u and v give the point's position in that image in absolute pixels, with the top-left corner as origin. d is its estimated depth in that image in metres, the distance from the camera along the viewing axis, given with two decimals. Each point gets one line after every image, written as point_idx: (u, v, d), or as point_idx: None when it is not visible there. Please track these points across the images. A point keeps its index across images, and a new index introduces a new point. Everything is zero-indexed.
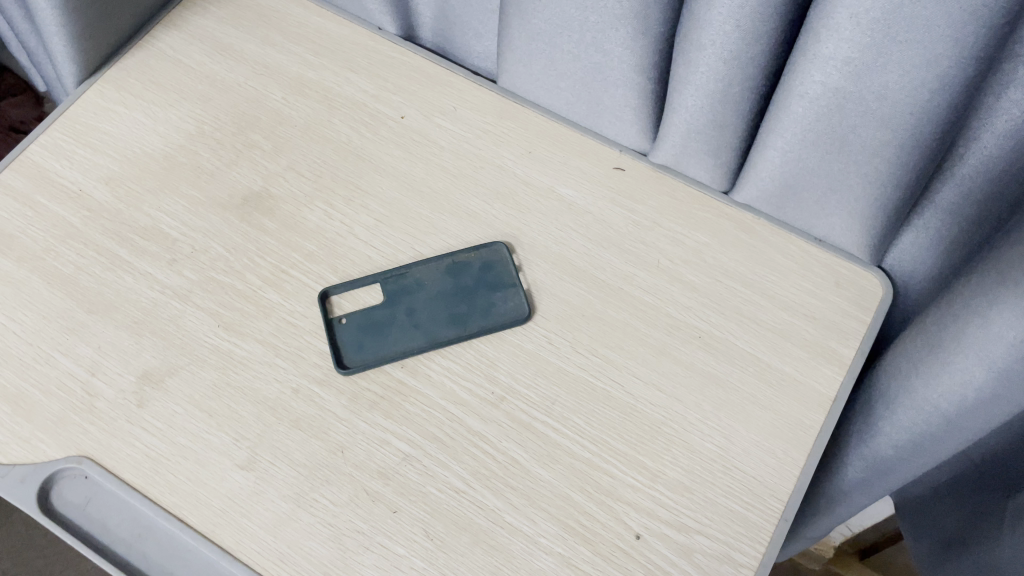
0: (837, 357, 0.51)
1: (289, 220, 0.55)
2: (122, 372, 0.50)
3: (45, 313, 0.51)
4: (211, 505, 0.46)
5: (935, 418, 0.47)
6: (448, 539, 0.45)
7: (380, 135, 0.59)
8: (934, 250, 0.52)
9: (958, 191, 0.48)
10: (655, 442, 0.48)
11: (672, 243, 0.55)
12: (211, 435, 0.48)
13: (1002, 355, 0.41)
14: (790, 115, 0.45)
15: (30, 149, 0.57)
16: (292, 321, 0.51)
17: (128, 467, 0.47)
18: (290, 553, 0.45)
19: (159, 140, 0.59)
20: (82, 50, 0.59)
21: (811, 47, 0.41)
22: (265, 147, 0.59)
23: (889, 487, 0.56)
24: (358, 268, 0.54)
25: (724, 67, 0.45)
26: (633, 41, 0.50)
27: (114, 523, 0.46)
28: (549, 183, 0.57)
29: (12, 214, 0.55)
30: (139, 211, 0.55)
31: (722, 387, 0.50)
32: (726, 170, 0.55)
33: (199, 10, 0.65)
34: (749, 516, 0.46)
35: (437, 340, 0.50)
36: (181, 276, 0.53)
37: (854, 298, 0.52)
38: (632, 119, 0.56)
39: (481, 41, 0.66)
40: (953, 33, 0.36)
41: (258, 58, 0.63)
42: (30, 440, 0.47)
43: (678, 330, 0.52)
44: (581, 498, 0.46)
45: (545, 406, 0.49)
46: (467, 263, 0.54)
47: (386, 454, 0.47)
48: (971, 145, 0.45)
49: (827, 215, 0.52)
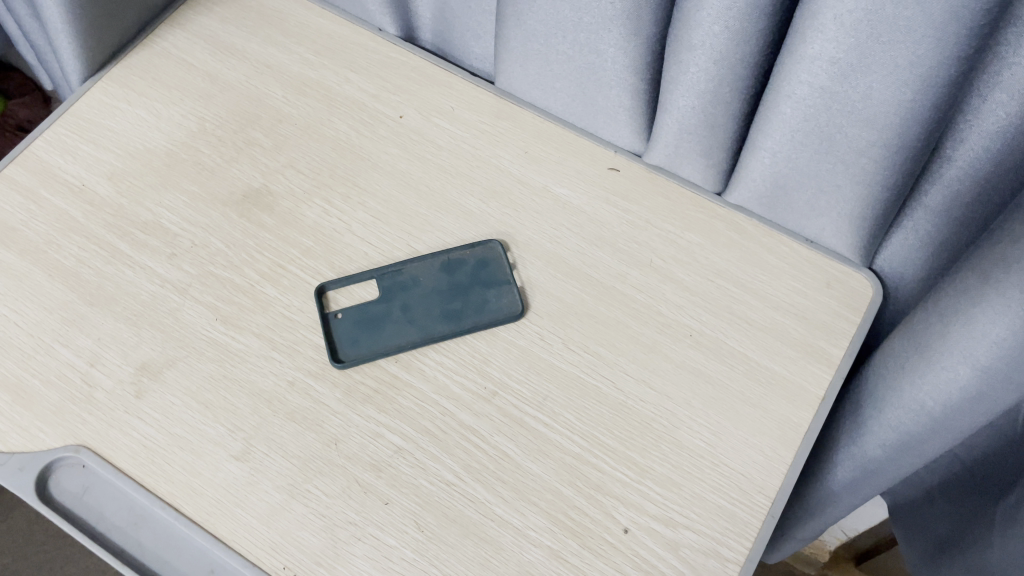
0: (826, 356, 0.51)
1: (288, 216, 0.56)
2: (120, 363, 0.50)
3: (46, 305, 0.52)
4: (205, 495, 0.46)
5: (921, 416, 0.48)
6: (439, 531, 0.45)
7: (379, 134, 0.60)
8: (923, 252, 0.53)
9: (946, 192, 0.49)
10: (645, 438, 0.48)
11: (664, 243, 0.55)
12: (207, 426, 0.48)
13: (986, 353, 0.42)
14: (779, 115, 0.46)
15: (35, 145, 0.58)
16: (288, 315, 0.52)
17: (125, 457, 0.48)
18: (282, 543, 0.45)
19: (162, 137, 0.60)
20: (86, 47, 0.60)
21: (798, 48, 0.41)
22: (265, 145, 0.59)
23: (878, 487, 0.56)
24: (354, 264, 0.54)
25: (715, 68, 0.46)
26: (627, 42, 0.51)
27: (110, 513, 0.47)
28: (544, 183, 0.58)
29: (16, 208, 0.56)
30: (141, 206, 0.56)
31: (711, 385, 0.50)
32: (719, 171, 0.56)
33: (203, 10, 0.66)
34: (736, 512, 0.46)
35: (431, 336, 0.51)
36: (180, 270, 0.54)
37: (844, 298, 0.53)
38: (626, 120, 0.57)
39: (479, 42, 0.67)
40: (935, 35, 0.37)
41: (260, 57, 0.64)
42: (29, 429, 0.48)
43: (669, 328, 0.52)
44: (570, 492, 0.47)
45: (536, 401, 0.49)
46: (462, 260, 0.54)
47: (378, 446, 0.48)
48: (957, 146, 0.46)
49: (817, 215, 0.53)
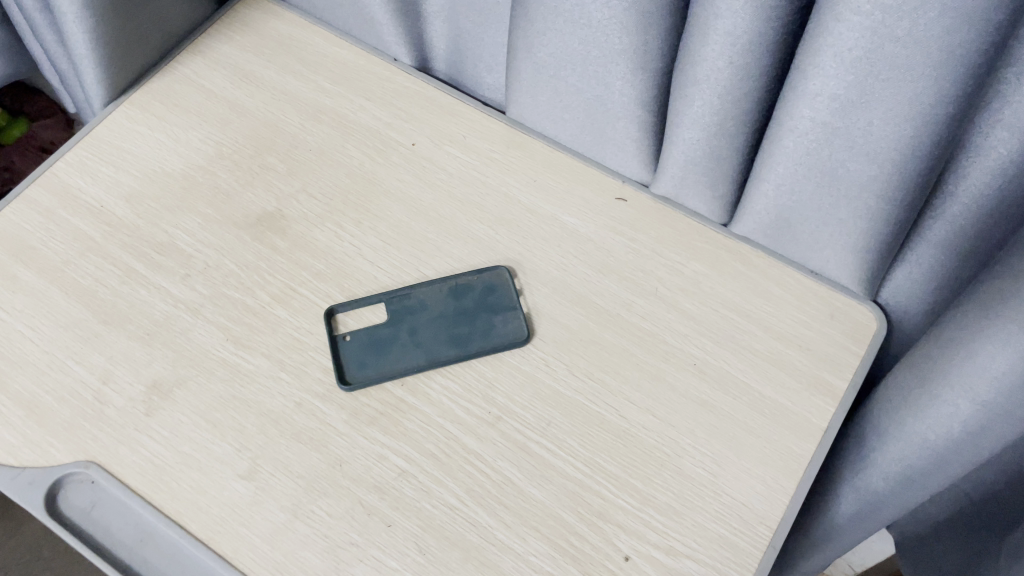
0: (830, 388, 0.51)
1: (301, 240, 0.57)
2: (132, 382, 0.51)
3: (62, 322, 0.53)
4: (211, 513, 0.47)
5: (924, 450, 0.48)
6: (440, 554, 0.46)
7: (391, 161, 0.62)
8: (929, 285, 0.53)
9: (950, 227, 0.49)
10: (648, 466, 0.48)
11: (670, 272, 0.56)
12: (215, 446, 0.49)
13: (987, 386, 0.42)
14: (782, 148, 0.47)
15: (57, 166, 0.60)
16: (298, 337, 0.53)
17: (133, 473, 0.48)
18: (285, 563, 0.45)
19: (180, 160, 0.61)
20: (110, 72, 0.62)
21: (800, 84, 0.42)
22: (281, 170, 0.61)
23: (883, 520, 0.56)
24: (364, 288, 0.55)
25: (719, 102, 0.47)
26: (633, 75, 0.52)
27: (117, 528, 0.48)
28: (552, 211, 0.59)
29: (35, 227, 0.57)
30: (157, 227, 0.58)
31: (714, 414, 0.50)
32: (725, 202, 0.56)
33: (224, 39, 0.68)
34: (738, 542, 0.46)
35: (438, 359, 0.52)
36: (194, 291, 0.55)
37: (849, 330, 0.53)
38: (633, 151, 0.58)
39: (491, 73, 0.69)
40: (934, 73, 0.38)
41: (278, 85, 0.65)
42: (41, 444, 0.49)
43: (674, 357, 0.52)
44: (572, 519, 0.47)
45: (541, 427, 0.50)
46: (469, 286, 0.55)
47: (383, 468, 0.48)
48: (959, 182, 0.46)
49: (821, 248, 0.53)
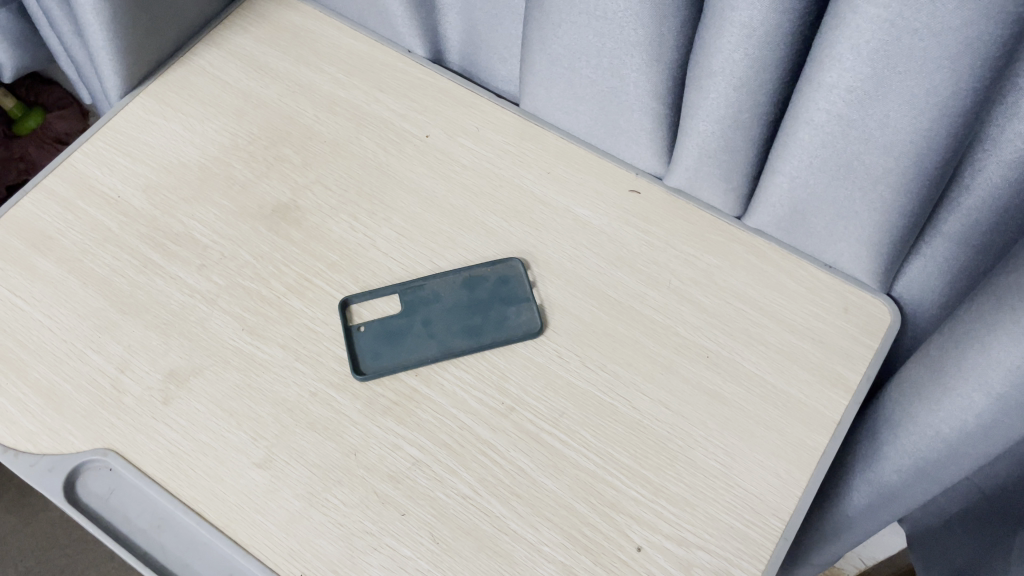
0: (843, 381, 0.51)
1: (315, 231, 0.58)
2: (149, 370, 0.52)
3: (80, 311, 0.54)
4: (227, 500, 0.47)
5: (937, 442, 0.48)
6: (454, 543, 0.46)
7: (406, 152, 0.62)
8: (944, 277, 0.53)
9: (966, 220, 0.49)
10: (660, 458, 0.49)
11: (683, 264, 0.56)
12: (231, 434, 0.49)
13: (1002, 378, 0.42)
14: (798, 140, 0.47)
15: (74, 157, 0.61)
16: (312, 327, 0.54)
17: (151, 461, 0.49)
18: (300, 550, 0.46)
19: (195, 151, 0.61)
20: (127, 63, 0.63)
21: (816, 77, 0.42)
22: (295, 161, 0.61)
23: (895, 513, 0.56)
24: (377, 278, 0.56)
25: (734, 95, 0.47)
26: (648, 67, 0.52)
27: (135, 515, 0.48)
28: (565, 204, 0.59)
29: (54, 217, 0.58)
30: (173, 218, 0.58)
31: (726, 406, 0.50)
32: (738, 194, 0.56)
33: (239, 30, 0.68)
34: (750, 533, 0.47)
35: (451, 350, 0.52)
36: (209, 280, 0.55)
37: (862, 324, 0.53)
38: (647, 143, 0.58)
39: (505, 65, 0.69)
40: (951, 65, 0.37)
41: (292, 76, 0.66)
42: (60, 431, 0.50)
43: (686, 349, 0.53)
44: (584, 509, 0.47)
45: (553, 418, 0.50)
46: (483, 277, 0.55)
47: (397, 457, 0.49)
48: (975, 174, 0.46)
49: (835, 240, 0.53)
